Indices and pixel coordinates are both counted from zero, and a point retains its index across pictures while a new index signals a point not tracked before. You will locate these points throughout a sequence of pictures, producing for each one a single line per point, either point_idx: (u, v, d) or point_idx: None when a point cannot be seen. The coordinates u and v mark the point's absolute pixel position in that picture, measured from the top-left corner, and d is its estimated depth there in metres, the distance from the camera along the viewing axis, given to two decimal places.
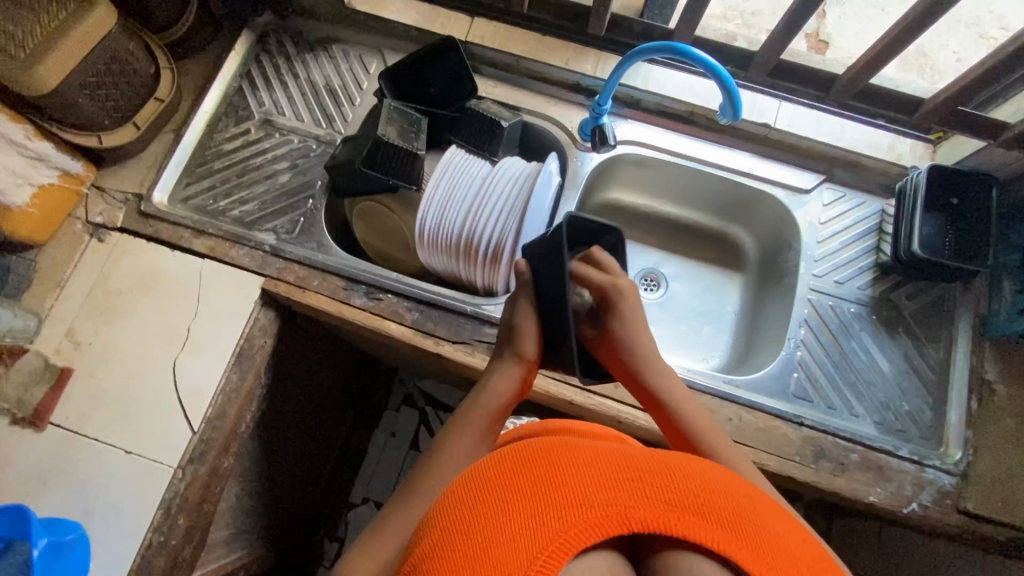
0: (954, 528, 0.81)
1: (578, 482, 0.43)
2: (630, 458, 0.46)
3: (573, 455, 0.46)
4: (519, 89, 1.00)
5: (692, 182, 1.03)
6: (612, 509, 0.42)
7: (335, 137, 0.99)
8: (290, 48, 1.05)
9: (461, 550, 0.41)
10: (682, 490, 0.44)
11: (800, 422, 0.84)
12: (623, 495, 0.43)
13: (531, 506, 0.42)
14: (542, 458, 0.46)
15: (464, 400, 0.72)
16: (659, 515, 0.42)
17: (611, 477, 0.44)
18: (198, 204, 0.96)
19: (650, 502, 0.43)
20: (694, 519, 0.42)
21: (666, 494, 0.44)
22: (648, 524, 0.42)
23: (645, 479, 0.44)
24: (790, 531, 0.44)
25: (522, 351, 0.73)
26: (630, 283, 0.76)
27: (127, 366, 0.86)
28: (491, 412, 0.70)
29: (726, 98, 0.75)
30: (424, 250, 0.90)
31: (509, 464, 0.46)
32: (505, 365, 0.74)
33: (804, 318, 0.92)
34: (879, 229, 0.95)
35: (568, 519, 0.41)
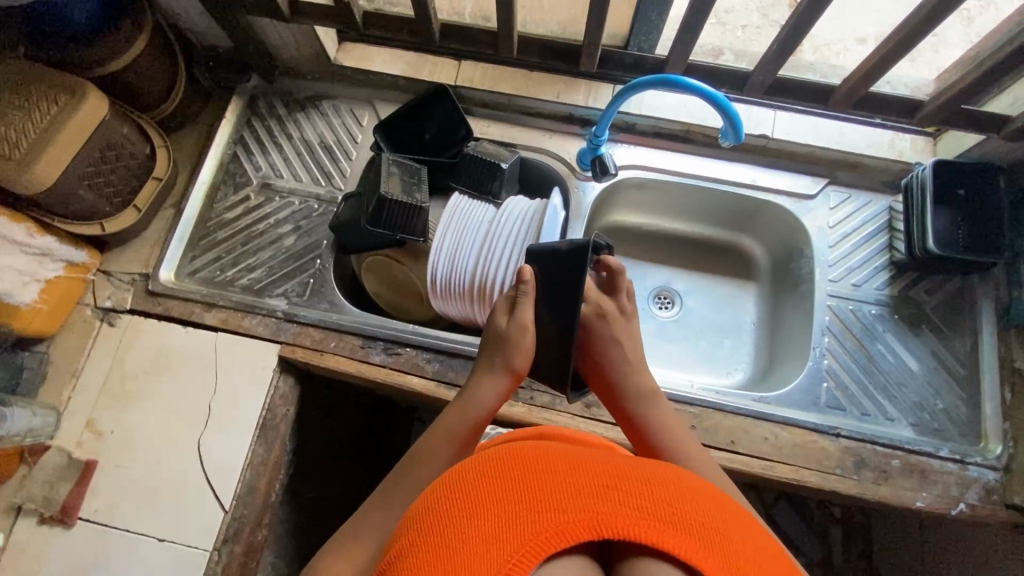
0: (1007, 525, 0.79)
1: (554, 485, 0.40)
2: (611, 464, 0.43)
3: (551, 457, 0.43)
4: (513, 126, 1.00)
5: (695, 198, 1.03)
6: (583, 514, 0.39)
7: (336, 194, 0.99)
8: (280, 109, 1.05)
9: (432, 548, 0.39)
10: (660, 496, 0.41)
11: (836, 433, 0.83)
12: (600, 501, 0.40)
13: (505, 508, 0.40)
14: (522, 460, 0.43)
15: (443, 411, 0.67)
16: (635, 523, 0.39)
17: (589, 483, 0.41)
18: (206, 276, 0.95)
19: (626, 508, 0.40)
20: (665, 528, 0.39)
21: (643, 502, 0.40)
22: (619, 532, 0.38)
23: (621, 486, 0.41)
24: (761, 545, 0.41)
25: (511, 364, 0.68)
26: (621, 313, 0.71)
27: (151, 451, 0.85)
28: (471, 420, 0.66)
29: (727, 122, 0.74)
30: (439, 300, 0.89)
31: (490, 465, 0.43)
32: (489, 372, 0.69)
33: (825, 325, 0.90)
34: (889, 227, 0.95)
35: (538, 522, 0.39)
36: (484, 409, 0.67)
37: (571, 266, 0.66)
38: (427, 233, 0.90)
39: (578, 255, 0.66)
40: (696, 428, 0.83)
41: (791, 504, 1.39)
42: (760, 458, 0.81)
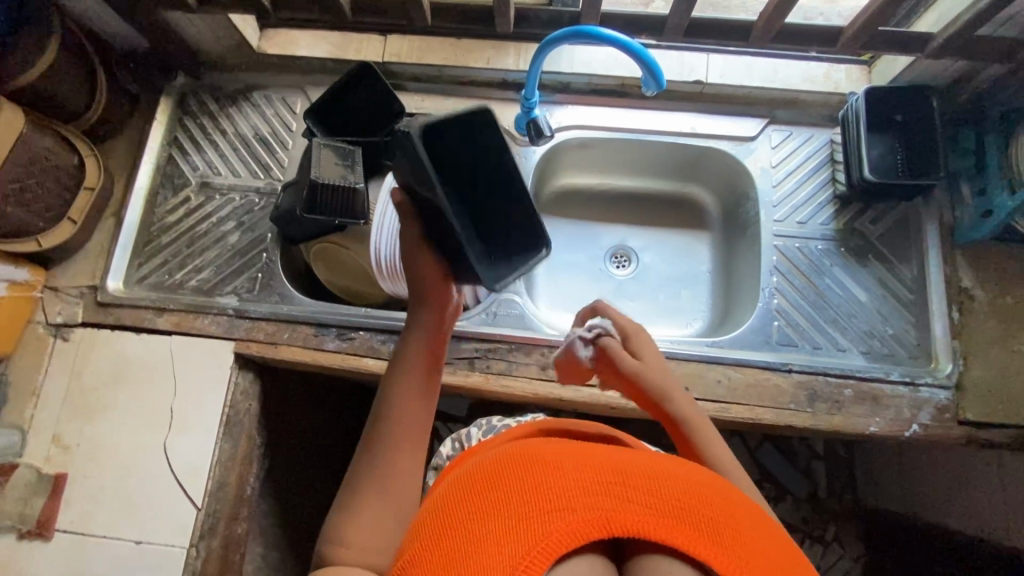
0: (960, 441, 0.81)
1: (561, 484, 0.40)
2: (615, 463, 0.43)
3: (558, 457, 0.43)
4: (447, 98, 0.99)
5: (638, 152, 1.02)
6: (594, 513, 0.38)
7: (276, 186, 0.98)
8: (211, 104, 1.03)
9: (444, 553, 0.39)
10: (671, 493, 0.40)
11: (788, 369, 0.84)
12: (612, 499, 0.39)
13: (513, 508, 0.39)
14: (531, 462, 0.43)
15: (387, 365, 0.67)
16: (650, 521, 0.38)
17: (597, 482, 0.40)
18: (155, 281, 0.95)
19: (638, 506, 0.39)
20: (674, 522, 0.38)
21: (655, 499, 0.39)
22: (630, 529, 0.37)
23: (631, 483, 0.40)
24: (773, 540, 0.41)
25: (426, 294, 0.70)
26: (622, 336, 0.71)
27: (119, 458, 0.86)
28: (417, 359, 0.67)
29: (646, 71, 0.73)
30: (388, 281, 0.88)
31: (497, 472, 0.44)
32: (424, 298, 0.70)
33: (773, 266, 0.91)
34: (830, 160, 0.94)
35: (549, 521, 0.38)
36: (432, 328, 0.68)
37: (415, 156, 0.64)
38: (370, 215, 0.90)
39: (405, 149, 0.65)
40: None
41: (775, 446, 1.42)
42: (714, 401, 0.82)
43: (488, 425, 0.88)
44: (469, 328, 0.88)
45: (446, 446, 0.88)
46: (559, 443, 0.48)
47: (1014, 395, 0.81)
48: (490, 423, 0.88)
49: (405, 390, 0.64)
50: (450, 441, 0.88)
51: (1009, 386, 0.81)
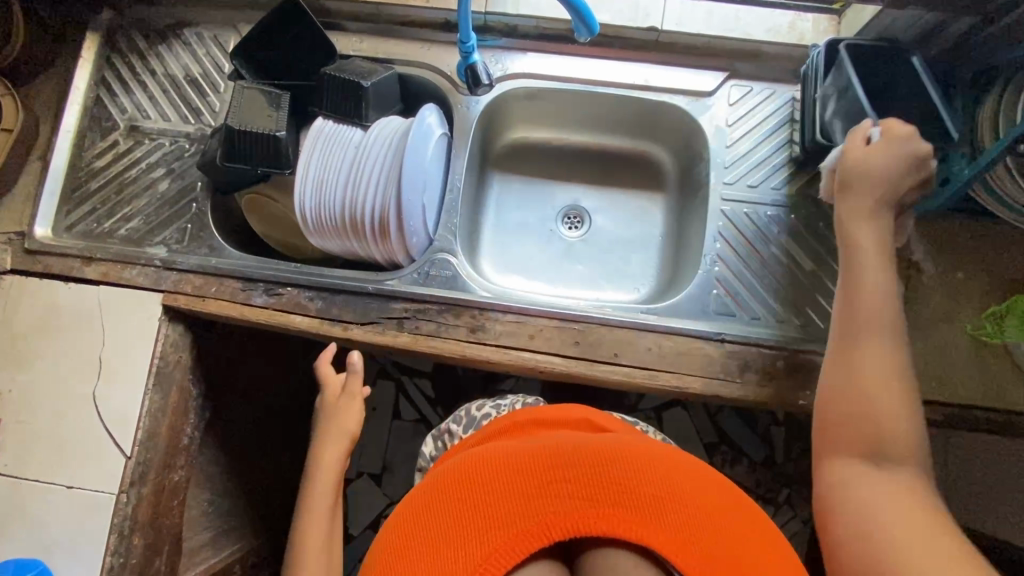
0: None
1: (511, 495, 0.49)
2: (554, 458, 0.51)
3: (507, 465, 0.51)
4: (386, 39, 0.92)
5: (589, 105, 0.96)
6: (538, 518, 0.47)
7: (206, 131, 0.93)
8: (140, 42, 0.97)
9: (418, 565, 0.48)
10: (610, 481, 0.48)
11: (721, 339, 0.82)
12: (556, 500, 0.48)
13: (469, 520, 0.48)
14: (485, 473, 0.52)
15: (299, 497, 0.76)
16: (588, 514, 0.47)
17: (541, 485, 0.49)
18: (84, 230, 0.92)
19: (580, 501, 0.48)
20: (610, 513, 0.47)
21: (595, 492, 0.48)
22: (571, 527, 0.47)
23: (574, 481, 0.49)
24: (698, 496, 0.50)
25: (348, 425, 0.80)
26: (897, 141, 0.65)
27: (50, 406, 0.86)
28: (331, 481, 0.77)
29: (576, 17, 0.68)
30: (315, 236, 0.86)
31: (454, 484, 0.52)
32: (331, 422, 0.81)
33: (718, 231, 0.87)
34: (789, 120, 0.88)
35: (504, 529, 0.47)
36: (338, 464, 0.78)
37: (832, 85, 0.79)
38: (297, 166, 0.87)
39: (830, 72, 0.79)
40: (579, 343, 0.82)
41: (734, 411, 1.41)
42: (642, 369, 0.81)
43: (469, 420, 0.85)
44: (399, 287, 0.86)
45: (428, 445, 0.87)
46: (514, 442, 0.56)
47: (953, 374, 0.78)
48: (471, 417, 0.85)
49: (320, 518, 0.73)
50: (433, 441, 0.87)
51: (948, 365, 0.79)
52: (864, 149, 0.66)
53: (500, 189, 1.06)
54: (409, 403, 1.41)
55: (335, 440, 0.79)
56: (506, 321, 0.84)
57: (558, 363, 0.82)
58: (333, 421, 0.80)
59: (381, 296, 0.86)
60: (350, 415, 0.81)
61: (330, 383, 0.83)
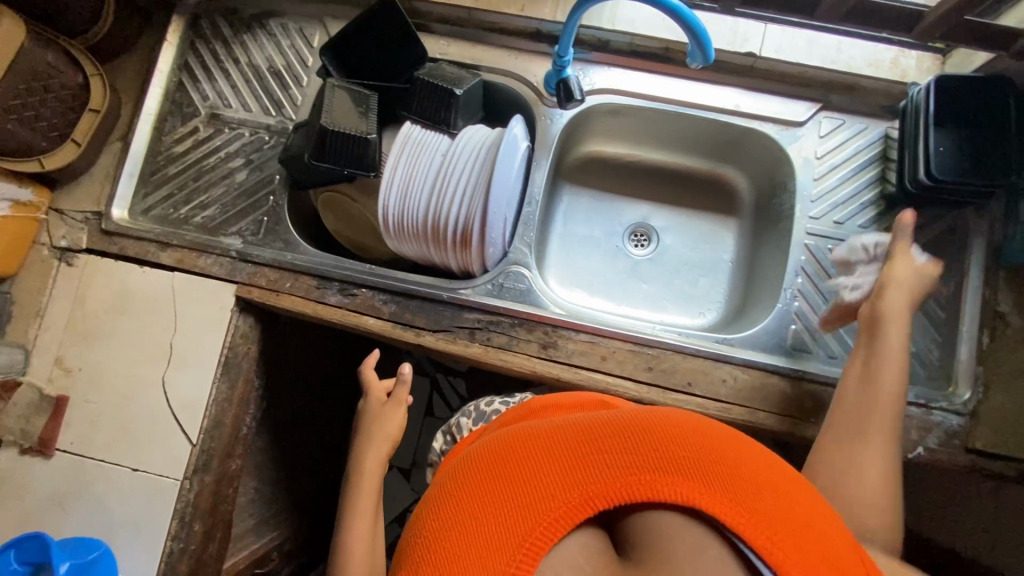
0: (965, 468, 0.78)
1: (539, 472, 0.41)
2: (587, 428, 0.43)
3: (530, 441, 0.44)
4: (474, 44, 0.91)
5: (672, 125, 0.95)
6: (576, 492, 0.39)
7: (287, 125, 0.93)
8: (225, 29, 0.96)
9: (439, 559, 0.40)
10: (652, 442, 0.40)
11: (798, 376, 0.81)
12: (592, 472, 0.40)
13: (495, 510, 0.40)
14: (511, 455, 0.44)
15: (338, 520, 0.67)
16: (632, 482, 0.39)
17: (572, 459, 0.41)
18: (160, 214, 0.92)
19: (618, 470, 0.39)
20: (658, 478, 0.38)
21: (633, 458, 0.40)
22: (614, 495, 0.39)
23: (608, 448, 0.41)
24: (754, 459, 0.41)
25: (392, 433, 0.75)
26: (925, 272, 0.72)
27: (119, 388, 0.87)
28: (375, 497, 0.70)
29: (693, 40, 0.66)
30: (393, 238, 0.85)
31: (478, 468, 0.45)
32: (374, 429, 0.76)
33: (799, 266, 0.86)
34: (882, 157, 0.86)
35: (534, 512, 0.39)
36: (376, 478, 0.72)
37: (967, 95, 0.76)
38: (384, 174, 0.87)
39: (970, 88, 0.77)
40: (653, 369, 0.82)
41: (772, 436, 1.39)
42: (715, 401, 0.80)
43: (477, 412, 0.82)
44: (473, 297, 0.86)
45: (439, 440, 0.85)
46: (539, 422, 0.48)
47: None
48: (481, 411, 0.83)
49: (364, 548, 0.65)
50: (443, 436, 0.85)
51: None
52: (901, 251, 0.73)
53: (568, 201, 1.05)
54: (444, 402, 1.41)
55: (375, 452, 0.74)
56: (579, 340, 0.83)
57: (630, 387, 0.81)
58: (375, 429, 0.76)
59: (455, 304, 0.85)
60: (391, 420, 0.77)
61: (372, 390, 0.79)
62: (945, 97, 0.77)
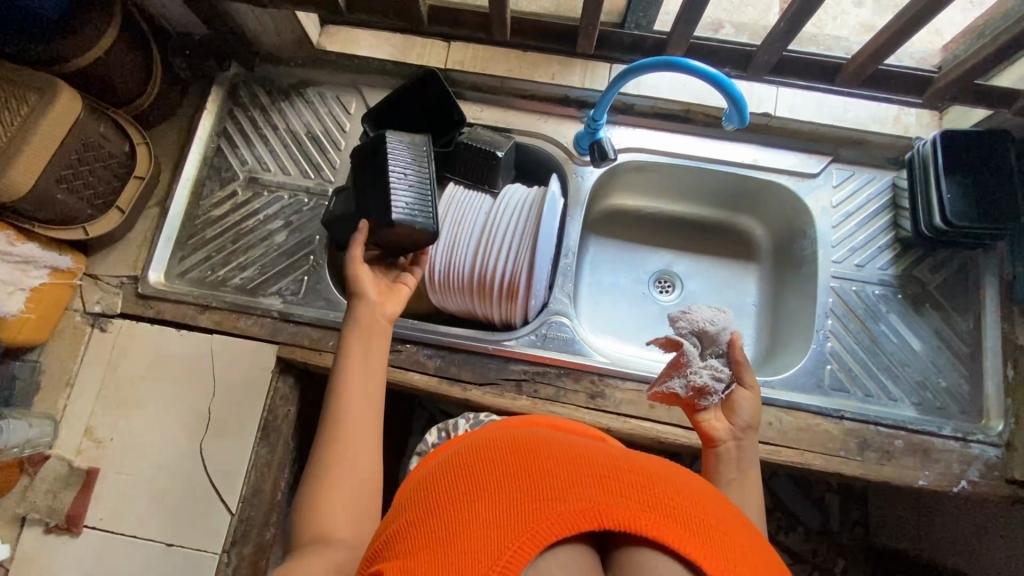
0: (1008, 500, 0.81)
1: (555, 471, 0.37)
2: (612, 456, 0.40)
3: (551, 445, 0.41)
4: (507, 110, 0.96)
5: (692, 179, 1.00)
6: (587, 504, 0.35)
7: (326, 187, 0.96)
8: (263, 97, 1.00)
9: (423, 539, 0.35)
10: (669, 491, 0.37)
11: (840, 416, 0.83)
12: (605, 493, 0.36)
13: (497, 493, 0.36)
14: (526, 448, 0.40)
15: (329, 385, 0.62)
16: (645, 517, 0.35)
17: (590, 473, 0.37)
18: (197, 276, 0.92)
19: (632, 501, 0.36)
20: (669, 522, 0.35)
21: (648, 498, 0.36)
22: (624, 524, 0.35)
23: (625, 478, 0.37)
24: (761, 548, 0.37)
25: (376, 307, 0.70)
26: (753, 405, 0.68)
27: (153, 457, 0.84)
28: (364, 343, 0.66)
29: (731, 104, 0.72)
30: (438, 293, 0.88)
31: (486, 451, 0.41)
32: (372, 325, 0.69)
33: (829, 307, 0.90)
34: (892, 205, 0.93)
35: (536, 509, 0.35)
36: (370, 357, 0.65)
37: (973, 144, 0.83)
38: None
39: (976, 139, 0.83)
40: None
41: (791, 476, 1.37)
42: (765, 443, 0.81)
43: (475, 419, 0.82)
44: (518, 348, 0.87)
45: (432, 435, 0.84)
46: (557, 431, 0.44)
47: None
48: (478, 417, 0.83)
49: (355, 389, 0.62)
50: (437, 430, 0.84)
51: None
52: (739, 370, 0.70)
53: (594, 251, 1.09)
54: None
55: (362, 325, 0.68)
56: (626, 389, 0.84)
57: (679, 434, 0.82)
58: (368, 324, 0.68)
59: (500, 356, 0.86)
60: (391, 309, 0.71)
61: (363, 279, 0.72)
62: (950, 148, 0.83)
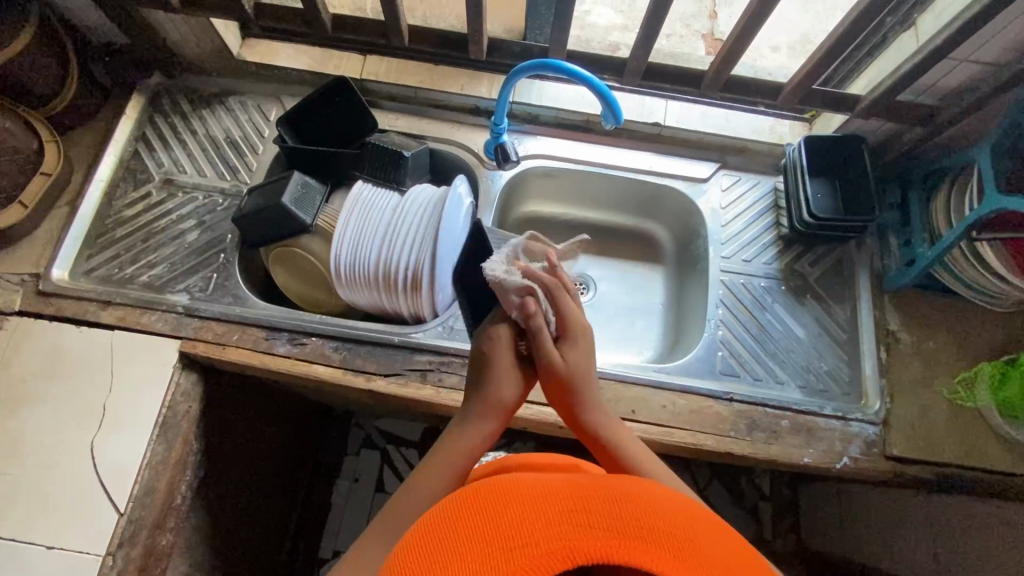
0: (888, 475, 0.85)
1: (520, 517, 0.39)
2: (574, 486, 0.42)
3: (512, 484, 0.42)
4: (421, 118, 1.02)
5: (599, 186, 1.07)
6: (557, 544, 0.38)
7: (241, 188, 0.98)
8: (184, 105, 1.03)
9: None
10: (633, 514, 0.40)
11: (729, 398, 0.87)
12: (573, 528, 0.38)
13: (470, 549, 0.39)
14: (490, 492, 0.42)
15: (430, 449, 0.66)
16: (613, 544, 0.38)
17: (555, 508, 0.40)
18: (104, 274, 0.92)
19: (600, 531, 0.39)
20: (635, 544, 0.38)
21: (616, 522, 0.39)
22: (594, 555, 0.38)
23: (591, 507, 0.40)
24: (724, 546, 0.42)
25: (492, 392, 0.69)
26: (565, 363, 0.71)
27: (39, 456, 0.81)
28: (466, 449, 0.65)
29: (605, 106, 0.80)
30: (345, 287, 0.90)
31: (453, 506, 0.42)
32: (480, 414, 0.69)
33: (720, 298, 0.96)
34: (773, 206, 1.01)
35: (511, 561, 0.37)
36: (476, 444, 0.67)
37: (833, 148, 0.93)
38: (319, 215, 0.92)
39: (836, 142, 0.92)
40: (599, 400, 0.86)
41: (723, 485, 1.39)
42: (659, 425, 0.85)
43: None
44: (425, 340, 0.89)
45: None
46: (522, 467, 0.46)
47: (936, 436, 0.86)
48: None
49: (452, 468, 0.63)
50: None
51: (930, 426, 0.87)
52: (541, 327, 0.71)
53: None
54: (396, 476, 1.31)
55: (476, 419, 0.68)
56: None
57: None
58: (477, 420, 0.68)
59: (406, 347, 0.88)
60: (506, 395, 0.70)
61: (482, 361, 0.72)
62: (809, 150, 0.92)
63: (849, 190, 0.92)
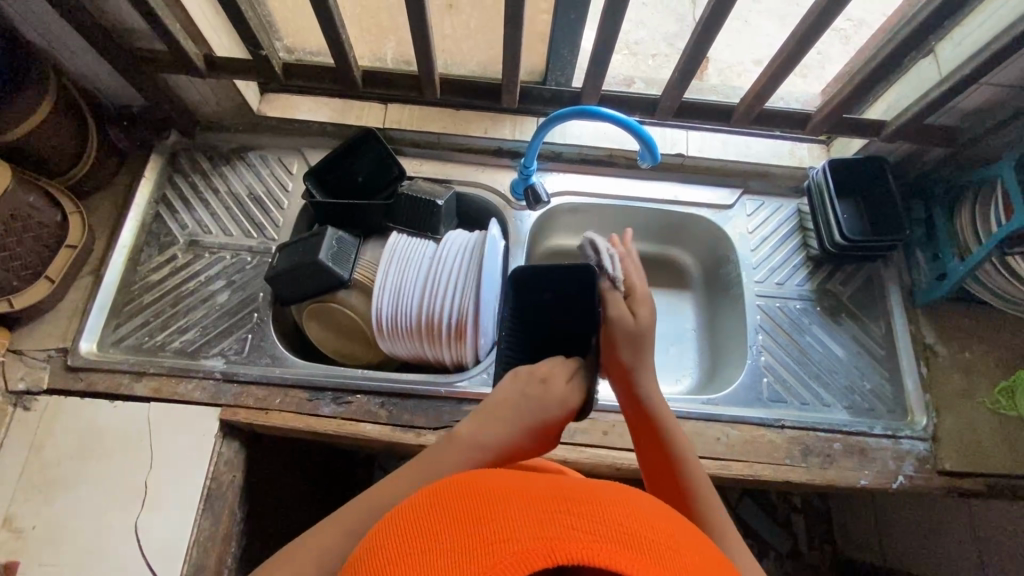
0: (943, 490, 0.86)
1: (492, 515, 0.33)
2: (556, 489, 0.35)
3: (494, 484, 0.36)
4: (445, 163, 1.02)
5: (623, 218, 1.07)
6: (533, 541, 0.31)
7: (269, 245, 0.97)
8: (203, 163, 1.02)
9: None
10: (623, 517, 0.33)
11: (780, 425, 0.87)
12: (552, 525, 0.32)
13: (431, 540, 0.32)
14: (467, 492, 0.36)
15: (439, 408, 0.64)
16: (598, 548, 0.31)
17: (540, 508, 0.33)
18: (134, 343, 0.89)
19: (581, 533, 0.31)
20: (621, 548, 0.31)
21: (600, 526, 0.32)
22: (576, 556, 0.30)
23: (575, 508, 0.33)
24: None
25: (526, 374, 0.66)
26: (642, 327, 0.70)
27: (80, 542, 0.77)
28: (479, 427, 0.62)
29: (642, 145, 0.80)
30: (387, 340, 0.89)
31: (427, 503, 0.36)
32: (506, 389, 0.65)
33: (758, 324, 0.96)
34: (799, 228, 1.03)
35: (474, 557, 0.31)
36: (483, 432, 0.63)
37: (856, 168, 0.94)
38: (355, 269, 0.90)
39: (859, 164, 0.94)
40: None
41: (754, 500, 1.36)
42: (715, 459, 0.84)
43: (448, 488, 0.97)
44: (471, 388, 0.87)
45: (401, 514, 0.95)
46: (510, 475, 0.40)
47: (984, 447, 0.87)
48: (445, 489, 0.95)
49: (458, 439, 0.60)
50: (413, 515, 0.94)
51: (978, 438, 0.88)
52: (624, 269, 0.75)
53: None
54: None
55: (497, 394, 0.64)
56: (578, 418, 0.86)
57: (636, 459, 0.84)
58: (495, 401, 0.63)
59: (453, 399, 0.86)
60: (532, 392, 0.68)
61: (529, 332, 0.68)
62: (832, 172, 0.94)
63: (876, 209, 0.94)
